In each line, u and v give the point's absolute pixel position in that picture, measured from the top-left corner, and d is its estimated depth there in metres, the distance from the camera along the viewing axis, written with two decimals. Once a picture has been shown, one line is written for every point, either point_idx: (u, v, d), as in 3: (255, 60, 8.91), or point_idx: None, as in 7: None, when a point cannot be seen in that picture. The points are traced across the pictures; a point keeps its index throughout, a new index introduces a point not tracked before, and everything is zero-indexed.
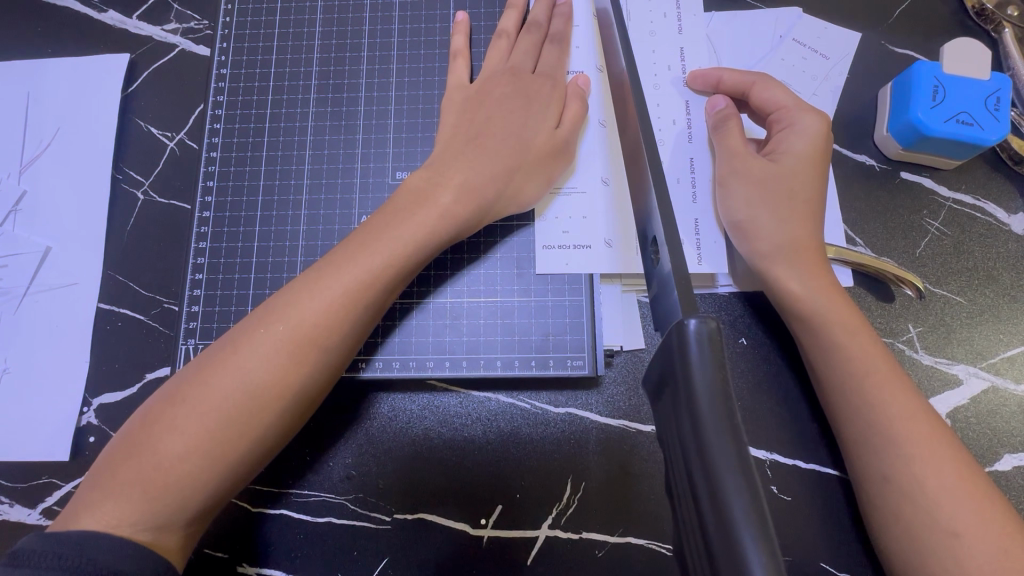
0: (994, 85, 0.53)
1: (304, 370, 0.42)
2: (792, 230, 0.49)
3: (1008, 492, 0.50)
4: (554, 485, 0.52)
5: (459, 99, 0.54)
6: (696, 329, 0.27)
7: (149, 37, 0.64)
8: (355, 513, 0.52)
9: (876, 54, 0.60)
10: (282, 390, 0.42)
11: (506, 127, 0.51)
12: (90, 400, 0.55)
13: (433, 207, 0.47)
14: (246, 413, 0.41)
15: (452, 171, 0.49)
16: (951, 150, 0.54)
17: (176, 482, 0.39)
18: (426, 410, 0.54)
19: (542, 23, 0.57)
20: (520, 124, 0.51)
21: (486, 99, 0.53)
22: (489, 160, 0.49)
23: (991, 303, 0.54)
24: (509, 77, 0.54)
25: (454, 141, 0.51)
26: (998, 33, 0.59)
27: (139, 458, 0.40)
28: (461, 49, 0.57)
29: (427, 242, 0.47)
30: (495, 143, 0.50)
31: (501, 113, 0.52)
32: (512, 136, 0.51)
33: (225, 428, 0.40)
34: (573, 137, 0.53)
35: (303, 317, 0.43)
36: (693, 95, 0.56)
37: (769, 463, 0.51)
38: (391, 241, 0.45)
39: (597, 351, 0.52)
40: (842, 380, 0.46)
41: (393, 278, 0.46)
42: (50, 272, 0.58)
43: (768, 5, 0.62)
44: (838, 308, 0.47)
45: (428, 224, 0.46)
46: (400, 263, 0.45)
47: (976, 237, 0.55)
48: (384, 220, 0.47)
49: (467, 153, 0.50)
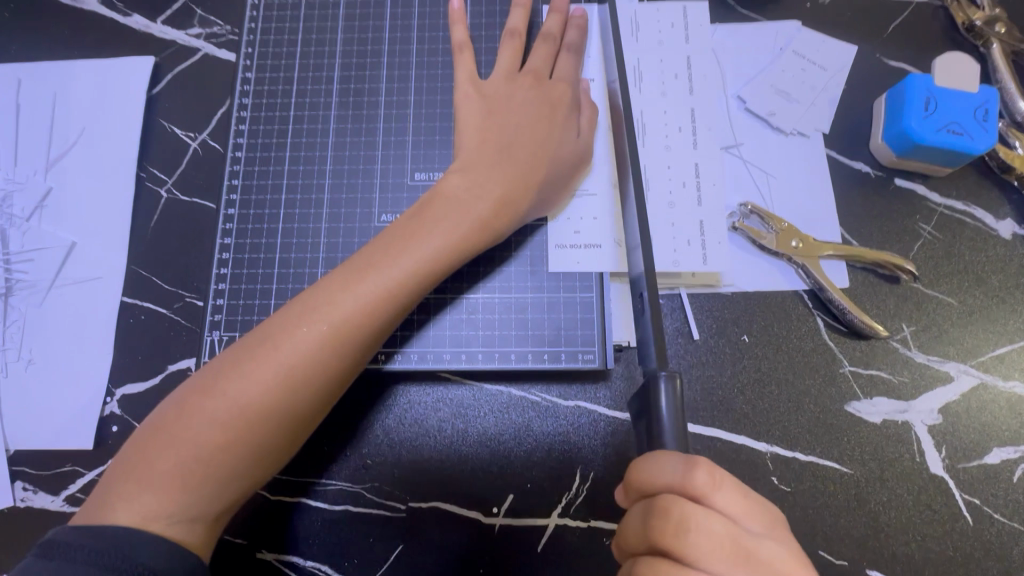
0: (983, 97, 0.56)
1: (336, 368, 0.45)
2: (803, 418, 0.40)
3: (996, 484, 0.52)
4: (563, 476, 0.54)
5: (475, 97, 0.55)
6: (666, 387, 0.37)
7: (174, 41, 0.66)
8: (371, 501, 0.54)
9: (873, 66, 0.63)
10: (315, 388, 0.44)
11: (532, 136, 0.53)
12: (113, 391, 0.57)
13: (462, 214, 0.49)
14: (281, 407, 0.43)
15: (480, 180, 0.51)
16: (942, 158, 0.57)
17: (213, 472, 0.42)
18: (441, 403, 0.56)
19: (555, 33, 0.59)
20: (546, 135, 0.53)
21: (507, 105, 0.55)
22: (519, 171, 0.51)
23: (981, 304, 0.57)
24: (522, 83, 0.56)
25: (484, 149, 0.52)
26: (986, 48, 0.62)
27: (175, 449, 0.42)
28: (465, 43, 0.59)
29: (457, 249, 0.49)
30: (525, 153, 0.52)
31: (516, 117, 0.54)
32: (537, 144, 0.53)
33: (260, 422, 0.43)
34: (586, 138, 0.56)
35: (337, 317, 0.45)
36: (698, 102, 0.59)
37: (770, 455, 0.53)
38: (422, 246, 0.48)
39: (606, 345, 0.54)
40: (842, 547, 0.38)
41: (425, 281, 0.48)
42: (75, 267, 0.60)
43: (769, 18, 0.65)
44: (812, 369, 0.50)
45: (459, 232, 0.49)
46: (431, 269, 0.48)
47: (967, 240, 0.58)
48: (417, 223, 0.49)
49: (492, 161, 0.51)
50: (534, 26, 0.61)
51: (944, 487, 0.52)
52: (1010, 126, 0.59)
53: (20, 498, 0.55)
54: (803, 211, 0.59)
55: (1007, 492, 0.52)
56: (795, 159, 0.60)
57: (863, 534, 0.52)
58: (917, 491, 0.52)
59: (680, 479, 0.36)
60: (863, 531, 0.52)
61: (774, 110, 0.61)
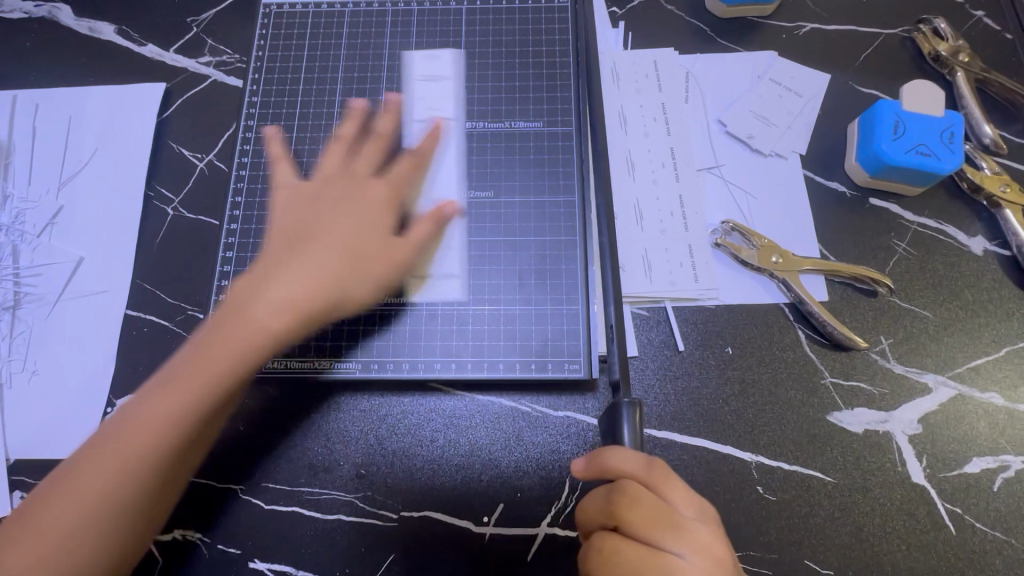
0: (949, 121, 0.59)
1: (158, 471, 0.45)
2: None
3: (978, 492, 0.53)
4: (553, 486, 0.55)
5: (290, 196, 0.55)
6: (627, 411, 0.45)
7: (185, 68, 0.70)
8: (363, 510, 0.55)
9: (845, 92, 0.66)
10: (141, 484, 0.45)
11: (336, 230, 0.52)
12: (114, 401, 0.58)
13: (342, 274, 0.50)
14: (128, 505, 0.45)
15: (317, 265, 0.50)
16: (912, 178, 0.60)
17: (92, 532, 0.44)
18: (434, 413, 0.57)
19: (387, 132, 0.59)
20: (360, 234, 0.52)
21: (332, 180, 0.55)
22: (359, 261, 0.51)
23: (956, 317, 0.59)
24: (342, 178, 0.56)
25: (300, 245, 0.51)
26: (952, 76, 0.66)
27: (56, 507, 0.44)
28: (281, 154, 0.60)
29: (344, 291, 0.50)
30: (339, 245, 0.51)
31: (344, 212, 0.53)
32: (357, 242, 0.52)
33: (143, 475, 0.45)
34: (417, 245, 0.55)
35: (147, 428, 0.45)
36: (677, 141, 0.65)
37: (755, 464, 0.54)
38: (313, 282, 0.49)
39: (592, 356, 0.56)
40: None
41: (189, 391, 0.46)
42: (82, 281, 0.62)
43: (746, 48, 0.69)
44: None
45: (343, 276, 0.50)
46: (322, 308, 0.49)
47: (941, 256, 0.60)
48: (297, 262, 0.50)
49: (303, 258, 0.50)
50: (521, 59, 0.66)
51: (925, 496, 0.53)
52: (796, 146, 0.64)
53: None
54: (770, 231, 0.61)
55: (989, 501, 0.53)
56: (773, 178, 0.63)
57: (846, 543, 0.52)
58: (899, 500, 0.53)
59: (641, 468, 0.43)
60: (847, 539, 0.53)
61: (752, 133, 0.65)
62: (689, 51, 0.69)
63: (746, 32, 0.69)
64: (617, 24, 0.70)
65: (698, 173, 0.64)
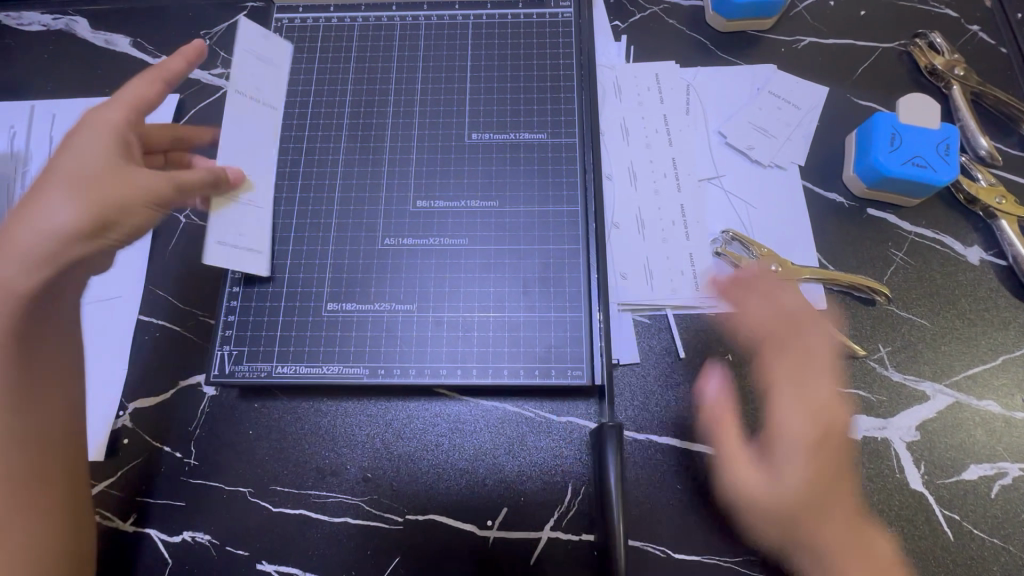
0: (945, 134, 0.61)
1: (12, 454, 0.41)
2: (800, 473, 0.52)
3: (975, 499, 0.54)
4: (555, 490, 0.56)
5: (80, 135, 0.47)
6: (610, 430, 0.52)
7: (198, 80, 0.72)
8: (369, 513, 0.56)
9: (843, 104, 0.68)
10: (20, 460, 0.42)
11: (58, 170, 0.45)
12: (125, 404, 0.59)
13: (40, 213, 0.44)
14: (14, 525, 0.41)
15: (51, 209, 0.44)
16: (909, 189, 0.61)
17: (22, 554, 0.41)
18: (439, 418, 0.58)
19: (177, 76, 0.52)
20: (81, 176, 0.45)
21: (102, 126, 0.48)
22: (87, 188, 0.45)
23: (953, 326, 0.59)
24: (102, 125, 0.48)
25: (44, 189, 0.45)
26: (948, 90, 0.67)
27: None
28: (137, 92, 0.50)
29: (75, 238, 0.44)
30: (48, 182, 0.45)
31: (84, 155, 0.46)
32: (93, 187, 0.45)
33: (37, 476, 0.43)
34: (151, 196, 0.47)
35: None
36: (678, 152, 0.66)
37: (755, 470, 0.55)
38: (21, 229, 0.43)
39: (595, 362, 0.57)
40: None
41: None
42: (96, 287, 0.64)
43: (746, 61, 0.70)
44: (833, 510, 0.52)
45: (52, 217, 0.44)
46: (53, 245, 0.43)
47: (938, 265, 0.61)
48: (23, 207, 0.44)
49: (38, 206, 0.44)
50: (526, 73, 0.67)
51: (922, 502, 0.54)
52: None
53: None
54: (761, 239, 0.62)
55: (986, 508, 0.54)
56: (772, 189, 0.65)
57: None
58: (897, 506, 0.54)
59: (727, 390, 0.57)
60: None
61: (752, 145, 0.66)
62: (690, 64, 0.70)
63: (746, 45, 0.71)
64: (619, 38, 0.72)
65: (699, 183, 0.65)
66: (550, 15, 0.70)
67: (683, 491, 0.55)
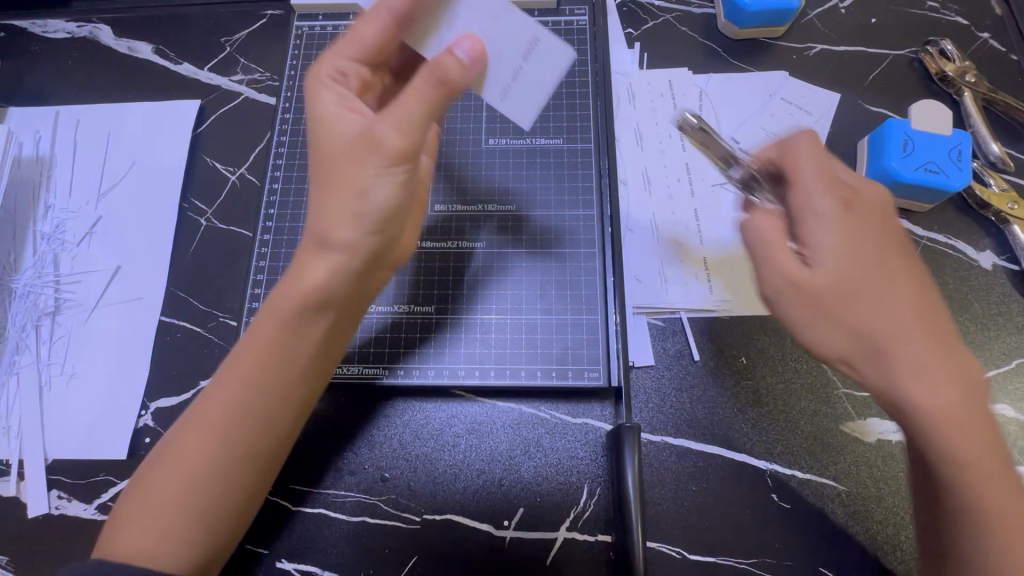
0: (957, 139, 0.61)
1: (226, 405, 0.44)
2: (879, 301, 0.43)
3: None
4: (571, 492, 0.56)
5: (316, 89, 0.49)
6: (628, 432, 0.53)
7: (219, 86, 0.73)
8: (387, 513, 0.56)
9: (854, 111, 0.69)
10: (235, 426, 0.43)
11: (334, 136, 0.46)
12: (148, 404, 0.61)
13: (365, 176, 0.45)
14: (216, 469, 0.43)
15: (343, 175, 0.45)
16: (921, 194, 0.61)
17: (208, 498, 0.43)
18: (456, 419, 0.59)
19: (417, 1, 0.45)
20: (360, 144, 0.45)
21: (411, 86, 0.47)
22: (362, 145, 0.45)
23: (966, 330, 0.60)
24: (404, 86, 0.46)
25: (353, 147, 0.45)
26: (959, 96, 0.68)
27: (165, 479, 0.43)
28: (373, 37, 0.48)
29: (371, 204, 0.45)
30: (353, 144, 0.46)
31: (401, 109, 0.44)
32: (360, 152, 0.45)
33: (260, 440, 0.44)
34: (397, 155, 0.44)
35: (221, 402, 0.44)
36: (692, 156, 0.67)
37: (769, 472, 0.56)
38: (347, 193, 0.45)
39: (611, 364, 0.58)
40: (973, 540, 0.41)
41: (242, 370, 0.44)
42: (120, 289, 0.65)
43: (757, 69, 0.71)
44: (914, 353, 0.42)
45: (356, 178, 0.45)
46: (366, 218, 0.45)
47: (950, 270, 0.62)
48: (330, 166, 0.46)
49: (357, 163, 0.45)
50: None
51: None
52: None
53: (55, 506, 0.58)
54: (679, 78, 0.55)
55: None
56: None
57: (861, 550, 0.53)
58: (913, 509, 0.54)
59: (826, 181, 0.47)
60: (861, 547, 0.54)
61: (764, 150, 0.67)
62: (703, 70, 0.71)
63: (757, 53, 0.72)
64: (632, 45, 0.73)
65: (712, 188, 0.66)
66: (565, 22, 0.71)
67: (699, 492, 0.55)
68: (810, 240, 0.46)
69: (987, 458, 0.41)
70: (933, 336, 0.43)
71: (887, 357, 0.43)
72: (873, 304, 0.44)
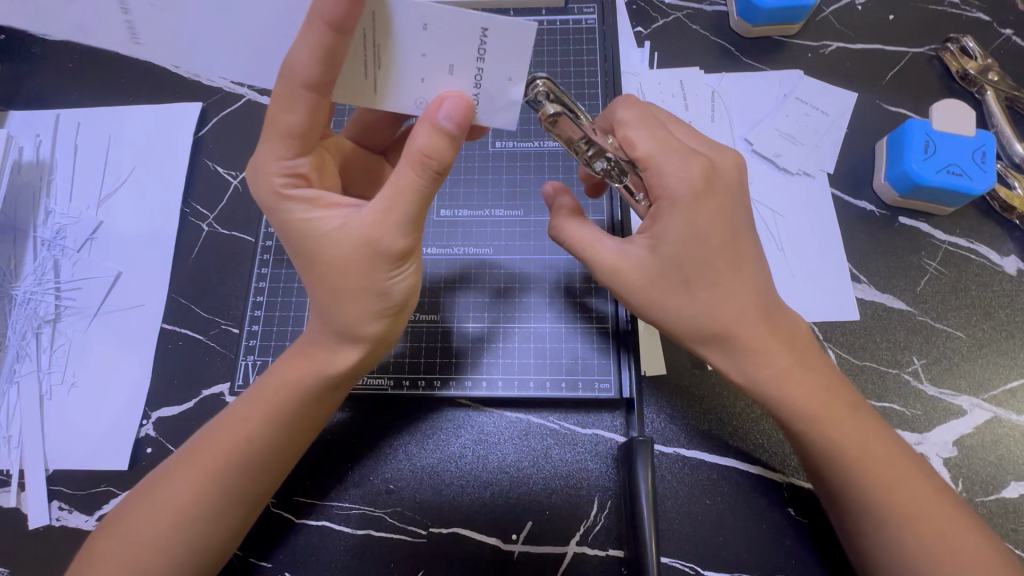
0: (980, 140, 0.59)
1: (220, 443, 0.47)
2: (721, 286, 0.46)
3: (1014, 518, 0.53)
4: (581, 505, 0.55)
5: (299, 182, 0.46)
6: (640, 446, 0.51)
7: (220, 88, 0.72)
8: (393, 526, 0.55)
9: (872, 111, 0.67)
10: (234, 472, 0.46)
11: (330, 236, 0.45)
12: (149, 413, 0.60)
13: (372, 274, 0.44)
14: (206, 503, 0.46)
15: (349, 279, 0.44)
16: (944, 198, 0.59)
17: (188, 527, 0.45)
18: (463, 430, 0.57)
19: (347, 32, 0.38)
20: (359, 242, 0.44)
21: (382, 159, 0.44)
22: (362, 240, 0.44)
23: (990, 338, 0.58)
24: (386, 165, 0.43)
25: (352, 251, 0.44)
26: (981, 95, 0.66)
27: (151, 508, 0.46)
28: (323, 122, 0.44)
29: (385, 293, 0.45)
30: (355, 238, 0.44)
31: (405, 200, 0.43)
32: (362, 248, 0.44)
33: (249, 479, 0.47)
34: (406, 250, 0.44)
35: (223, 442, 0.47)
36: None
37: (786, 485, 0.54)
38: (360, 289, 0.45)
39: (622, 375, 0.57)
40: (855, 503, 0.46)
41: (251, 419, 0.47)
42: (120, 296, 0.64)
43: (771, 68, 0.69)
44: (752, 334, 0.46)
45: (364, 275, 0.44)
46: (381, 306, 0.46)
47: (972, 275, 0.60)
48: (333, 267, 0.45)
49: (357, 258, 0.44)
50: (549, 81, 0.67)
51: None
52: (610, 176, 0.49)
53: (56, 518, 0.57)
54: (617, 107, 0.48)
55: None
56: (801, 198, 0.63)
57: None
58: None
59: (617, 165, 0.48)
60: None
61: (779, 152, 0.65)
62: (714, 70, 0.69)
63: (771, 51, 0.70)
64: (642, 44, 0.71)
65: None
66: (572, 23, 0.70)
67: (713, 506, 0.54)
68: (657, 224, 0.46)
69: (895, 461, 0.46)
70: (763, 310, 0.46)
71: (736, 340, 0.46)
72: (714, 286, 0.46)
